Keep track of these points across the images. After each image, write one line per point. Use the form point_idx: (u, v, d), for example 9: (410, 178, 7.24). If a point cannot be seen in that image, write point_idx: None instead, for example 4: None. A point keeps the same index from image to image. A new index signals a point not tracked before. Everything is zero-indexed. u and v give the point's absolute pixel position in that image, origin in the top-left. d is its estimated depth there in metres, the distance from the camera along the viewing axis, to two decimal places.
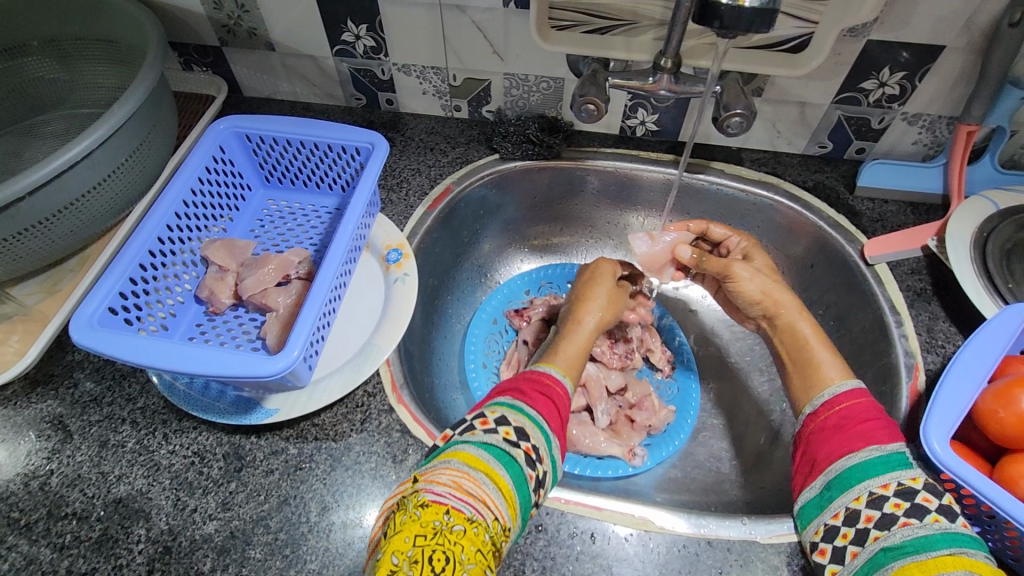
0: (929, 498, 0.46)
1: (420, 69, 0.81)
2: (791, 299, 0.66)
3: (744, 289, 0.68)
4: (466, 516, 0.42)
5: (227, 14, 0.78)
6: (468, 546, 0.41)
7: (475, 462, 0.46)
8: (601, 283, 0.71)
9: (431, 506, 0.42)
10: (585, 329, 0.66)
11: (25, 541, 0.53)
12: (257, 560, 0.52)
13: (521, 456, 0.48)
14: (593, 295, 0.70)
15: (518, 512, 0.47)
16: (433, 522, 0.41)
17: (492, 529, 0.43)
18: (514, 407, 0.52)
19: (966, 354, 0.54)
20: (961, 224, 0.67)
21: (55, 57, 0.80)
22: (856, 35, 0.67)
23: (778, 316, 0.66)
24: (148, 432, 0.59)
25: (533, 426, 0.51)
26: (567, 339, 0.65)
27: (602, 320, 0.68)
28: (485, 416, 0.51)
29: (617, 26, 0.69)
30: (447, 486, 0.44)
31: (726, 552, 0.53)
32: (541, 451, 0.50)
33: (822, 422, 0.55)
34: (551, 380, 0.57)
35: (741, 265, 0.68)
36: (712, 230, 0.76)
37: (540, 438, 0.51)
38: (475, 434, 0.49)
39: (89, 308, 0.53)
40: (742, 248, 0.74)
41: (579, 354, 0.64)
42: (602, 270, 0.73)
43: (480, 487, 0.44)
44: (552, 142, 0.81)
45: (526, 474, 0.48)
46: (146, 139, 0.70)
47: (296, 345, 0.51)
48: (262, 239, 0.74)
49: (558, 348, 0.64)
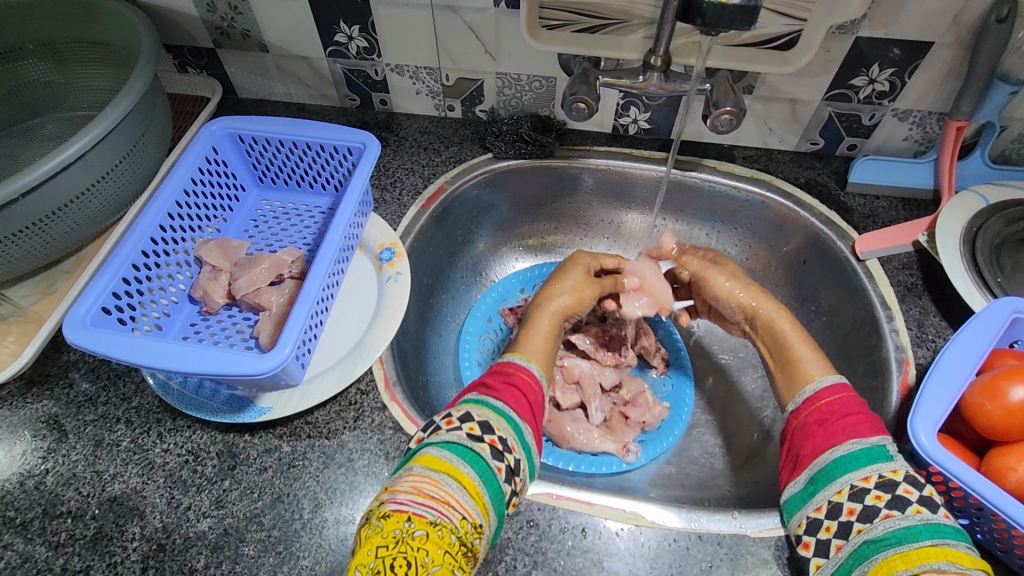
0: (909, 490, 0.46)
1: (413, 70, 0.82)
2: (769, 300, 0.67)
3: (721, 292, 0.70)
4: (429, 520, 0.43)
5: (221, 16, 0.79)
6: (433, 549, 0.41)
7: (437, 464, 0.46)
8: (570, 271, 0.72)
9: (392, 516, 0.43)
10: (548, 310, 0.68)
11: (21, 540, 0.54)
12: (250, 556, 0.53)
13: (486, 449, 0.49)
14: (564, 280, 0.71)
15: (489, 509, 0.47)
16: (394, 531, 0.42)
17: (460, 530, 0.43)
18: (479, 402, 0.53)
19: (956, 346, 0.55)
20: (951, 219, 0.67)
21: (51, 61, 0.81)
22: (845, 32, 0.67)
23: (757, 317, 0.67)
24: (142, 431, 0.60)
25: (497, 417, 0.52)
26: (530, 324, 0.67)
27: (570, 303, 0.69)
28: (450, 414, 0.52)
29: (607, 25, 0.69)
30: (408, 493, 0.44)
31: (717, 547, 0.54)
32: (508, 440, 0.51)
33: (805, 418, 0.55)
34: (516, 368, 0.59)
35: (716, 270, 0.71)
36: (682, 251, 0.76)
37: (505, 428, 0.51)
38: (440, 433, 0.49)
39: (82, 308, 0.53)
40: (709, 259, 0.73)
41: (542, 337, 0.65)
42: (573, 259, 0.74)
43: (442, 489, 0.44)
44: (544, 141, 0.82)
45: (493, 467, 0.48)
46: (140, 141, 0.70)
47: (287, 344, 0.51)
48: (256, 239, 0.74)
49: (524, 335, 0.66)
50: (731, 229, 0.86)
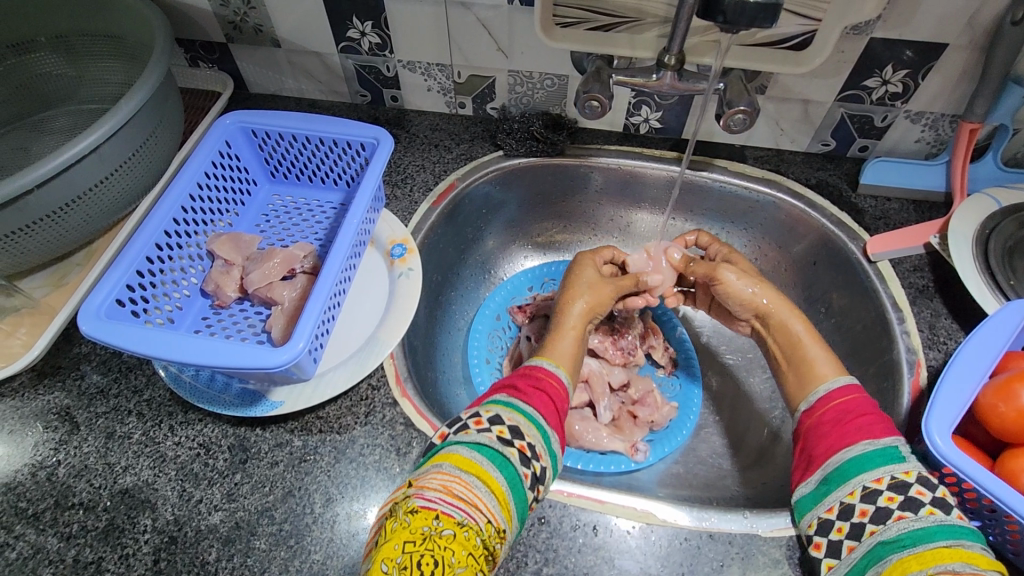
0: (922, 491, 0.46)
1: (426, 66, 0.82)
2: (781, 299, 0.67)
3: (734, 292, 0.69)
4: (456, 521, 0.43)
5: (234, 11, 0.79)
6: (458, 550, 0.41)
7: (467, 464, 0.46)
8: (585, 274, 0.72)
9: (421, 512, 0.43)
10: (572, 314, 0.67)
11: (33, 531, 0.54)
12: (262, 550, 0.53)
13: (514, 454, 0.49)
14: (582, 284, 0.70)
15: (513, 516, 0.47)
16: (422, 528, 0.42)
17: (485, 533, 0.44)
18: (508, 404, 0.53)
19: (967, 350, 0.54)
20: (964, 222, 0.67)
21: (62, 54, 0.81)
22: (860, 32, 0.67)
23: (769, 316, 0.67)
24: (153, 424, 0.60)
25: (528, 423, 0.52)
26: (555, 333, 0.66)
27: (591, 306, 0.69)
28: (479, 415, 0.52)
29: (622, 23, 0.69)
30: (438, 490, 0.44)
31: (728, 546, 0.54)
32: (537, 447, 0.51)
33: (819, 418, 0.55)
34: (543, 373, 0.59)
35: (729, 270, 0.70)
36: (699, 240, 0.79)
37: (535, 435, 0.51)
38: (469, 433, 0.49)
39: (97, 299, 0.53)
40: (722, 255, 0.75)
41: (569, 344, 0.65)
42: (580, 262, 0.74)
43: (472, 491, 0.45)
44: (555, 139, 0.81)
45: (520, 473, 0.48)
46: (153, 133, 0.70)
47: (301, 338, 0.51)
48: (268, 233, 0.74)
49: (550, 342, 0.65)
50: (741, 229, 0.86)
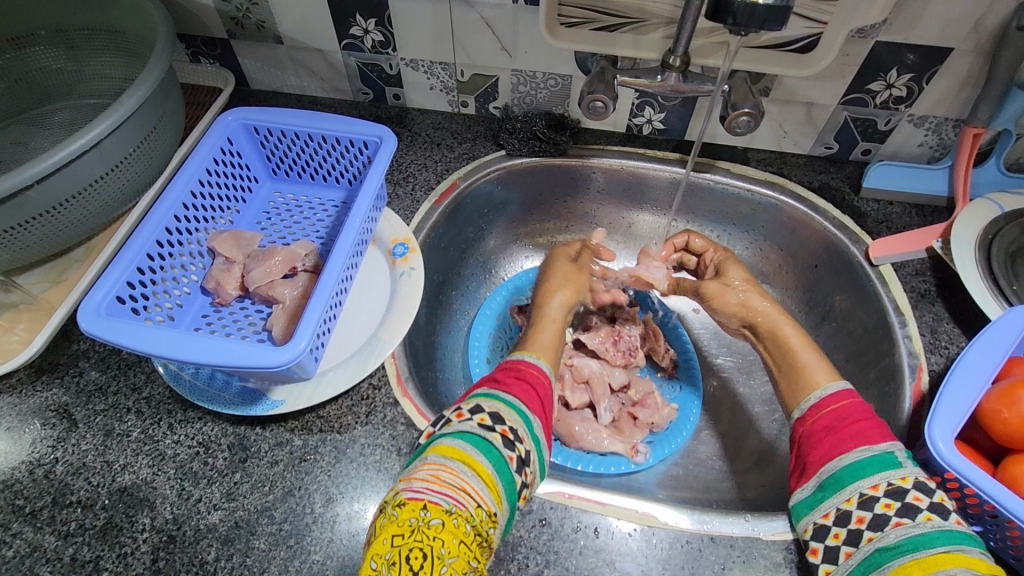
0: (919, 497, 0.46)
1: (428, 65, 0.81)
2: (769, 307, 0.68)
3: (720, 305, 0.71)
4: (444, 509, 0.42)
5: (236, 7, 0.78)
6: (449, 539, 0.41)
7: (451, 452, 0.46)
8: (557, 266, 0.74)
9: (409, 504, 0.43)
10: (552, 306, 0.69)
11: (30, 529, 0.53)
12: (261, 550, 0.52)
13: (498, 438, 0.48)
14: (556, 278, 0.73)
15: (503, 497, 0.46)
16: (410, 520, 0.42)
17: (475, 518, 0.43)
18: (489, 395, 0.53)
19: (970, 355, 0.55)
20: (967, 226, 0.67)
21: (63, 48, 0.80)
22: (865, 36, 0.67)
23: (759, 325, 0.68)
24: (153, 422, 0.60)
25: (508, 409, 0.52)
26: (536, 326, 0.67)
27: (571, 298, 0.71)
28: (460, 407, 0.52)
29: (626, 24, 0.69)
30: (424, 480, 0.44)
31: (729, 549, 0.54)
32: (520, 431, 0.50)
33: (812, 426, 0.55)
34: (526, 365, 0.58)
35: (711, 281, 0.72)
36: (692, 242, 0.79)
37: (516, 419, 0.51)
38: (452, 425, 0.49)
39: (97, 297, 0.53)
40: (715, 262, 0.76)
41: (551, 335, 0.66)
42: (551, 258, 0.76)
43: (459, 477, 0.44)
44: (559, 139, 0.82)
45: (505, 456, 0.48)
46: (155, 128, 0.70)
47: (303, 337, 0.50)
48: (269, 231, 0.74)
49: (531, 334, 0.66)
50: (743, 231, 0.86)
